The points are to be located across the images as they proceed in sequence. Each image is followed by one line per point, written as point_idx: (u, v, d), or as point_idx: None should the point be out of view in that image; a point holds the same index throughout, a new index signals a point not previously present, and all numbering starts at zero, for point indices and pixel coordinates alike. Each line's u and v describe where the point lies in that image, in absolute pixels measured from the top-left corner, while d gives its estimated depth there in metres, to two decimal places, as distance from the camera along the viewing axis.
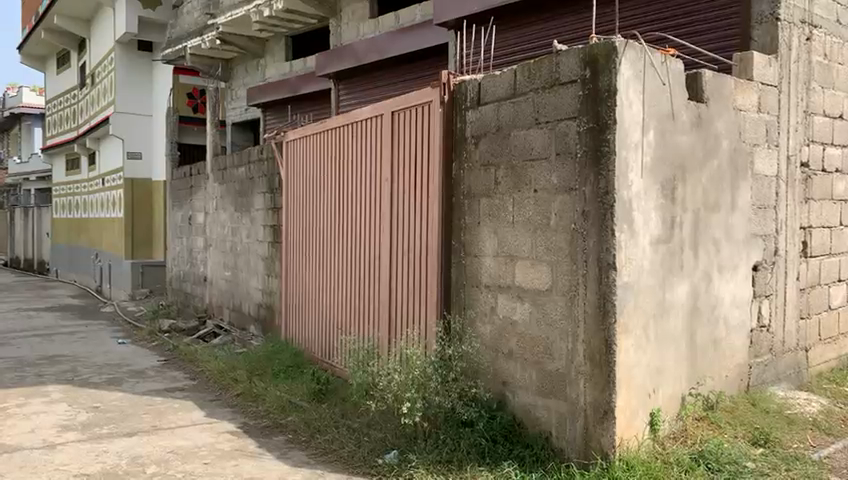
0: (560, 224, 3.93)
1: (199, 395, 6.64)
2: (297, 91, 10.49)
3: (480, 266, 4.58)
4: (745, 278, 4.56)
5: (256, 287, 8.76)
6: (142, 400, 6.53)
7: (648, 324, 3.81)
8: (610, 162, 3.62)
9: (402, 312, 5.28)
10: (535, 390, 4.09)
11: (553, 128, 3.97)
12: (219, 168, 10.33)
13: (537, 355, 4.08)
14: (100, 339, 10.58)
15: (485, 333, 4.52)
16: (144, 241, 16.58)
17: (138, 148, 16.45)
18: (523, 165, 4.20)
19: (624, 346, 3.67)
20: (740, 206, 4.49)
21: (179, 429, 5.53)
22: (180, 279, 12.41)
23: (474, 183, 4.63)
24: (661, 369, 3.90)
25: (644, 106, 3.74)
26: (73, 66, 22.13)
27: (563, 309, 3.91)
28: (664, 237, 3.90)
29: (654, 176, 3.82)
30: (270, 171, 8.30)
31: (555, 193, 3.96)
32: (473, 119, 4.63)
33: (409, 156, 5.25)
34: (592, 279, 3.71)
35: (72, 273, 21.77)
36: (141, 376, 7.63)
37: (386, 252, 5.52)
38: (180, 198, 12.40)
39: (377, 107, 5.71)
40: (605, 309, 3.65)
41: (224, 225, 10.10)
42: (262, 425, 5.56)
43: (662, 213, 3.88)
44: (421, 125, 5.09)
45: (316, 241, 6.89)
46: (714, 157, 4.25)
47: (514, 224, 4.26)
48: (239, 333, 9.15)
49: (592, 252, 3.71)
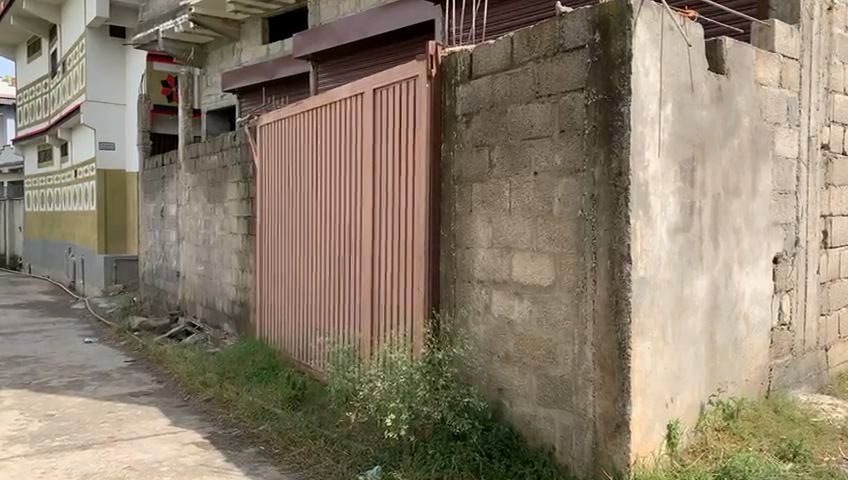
0: (564, 211, 3.45)
1: (165, 400, 6.12)
2: (274, 76, 9.90)
3: (472, 258, 4.10)
4: (765, 271, 4.10)
5: (230, 283, 8.22)
6: (102, 406, 6.00)
7: (666, 325, 3.35)
8: (625, 138, 3.14)
9: (387, 310, 4.78)
10: (536, 399, 3.62)
11: (557, 101, 3.49)
12: (192, 156, 9.78)
13: (538, 358, 3.61)
14: (66, 338, 9.98)
15: (478, 334, 4.04)
16: (118, 235, 16.01)
17: (110, 137, 15.79)
18: (521, 144, 3.72)
19: (640, 351, 3.20)
20: (761, 191, 4.03)
21: (138, 441, 5.00)
22: (153, 274, 11.83)
23: (465, 167, 4.15)
24: (679, 375, 3.44)
25: (661, 75, 3.28)
26: (43, 54, 21.34)
27: (569, 308, 3.44)
28: (682, 226, 3.43)
29: (672, 154, 3.36)
30: (244, 159, 7.76)
31: (559, 175, 3.48)
32: (464, 94, 4.14)
33: (392, 138, 4.75)
34: (601, 275, 3.25)
35: (46, 269, 21.03)
36: (104, 379, 7.08)
37: (368, 244, 5.03)
38: (152, 189, 11.81)
39: (357, 84, 5.19)
40: (617, 308, 3.18)
41: (197, 218, 9.56)
42: (232, 435, 5.05)
43: (680, 198, 3.42)
44: (406, 102, 4.59)
45: (293, 234, 6.36)
46: (735, 136, 3.79)
47: (511, 212, 3.78)
48: (213, 331, 8.63)
49: (602, 242, 3.24)
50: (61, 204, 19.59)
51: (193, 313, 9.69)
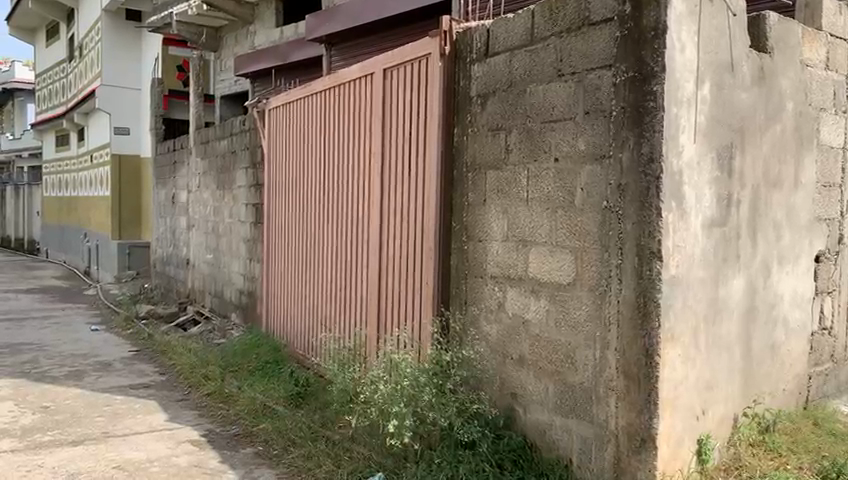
0: (587, 203, 3.12)
1: (165, 394, 5.88)
2: (287, 59, 9.60)
3: (485, 252, 3.78)
4: (806, 271, 3.74)
5: (238, 272, 7.98)
6: (100, 398, 5.77)
7: (698, 330, 3.02)
8: (657, 121, 2.82)
9: (393, 307, 4.50)
10: (553, 407, 3.32)
11: (580, 81, 3.16)
12: (202, 141, 9.54)
13: (556, 363, 3.30)
14: (73, 326, 9.79)
15: (491, 334, 3.73)
16: (133, 221, 15.89)
17: (126, 123, 15.61)
18: (541, 128, 3.40)
19: (669, 359, 2.88)
20: (804, 182, 3.67)
21: (130, 437, 4.75)
22: (164, 261, 11.64)
23: (479, 153, 3.83)
24: (711, 385, 3.11)
25: (698, 51, 2.93)
26: (62, 37, 21.22)
27: (590, 309, 3.12)
28: (718, 221, 3.09)
29: (709, 140, 3.02)
30: (254, 144, 7.49)
31: (582, 162, 3.15)
32: (480, 74, 3.82)
33: (402, 124, 4.45)
34: (627, 274, 2.93)
35: (62, 254, 21.00)
36: (105, 370, 6.86)
37: (376, 237, 4.74)
38: (164, 175, 11.60)
39: (366, 65, 4.89)
40: (645, 310, 2.87)
41: (207, 205, 9.32)
42: (230, 434, 4.80)
43: (717, 189, 3.08)
44: (417, 84, 4.28)
45: (298, 225, 6.08)
46: (778, 121, 3.43)
47: (529, 202, 3.47)
48: (220, 321, 8.39)
49: (629, 237, 2.92)
50: (78, 189, 19.52)
51: (202, 302, 9.47)
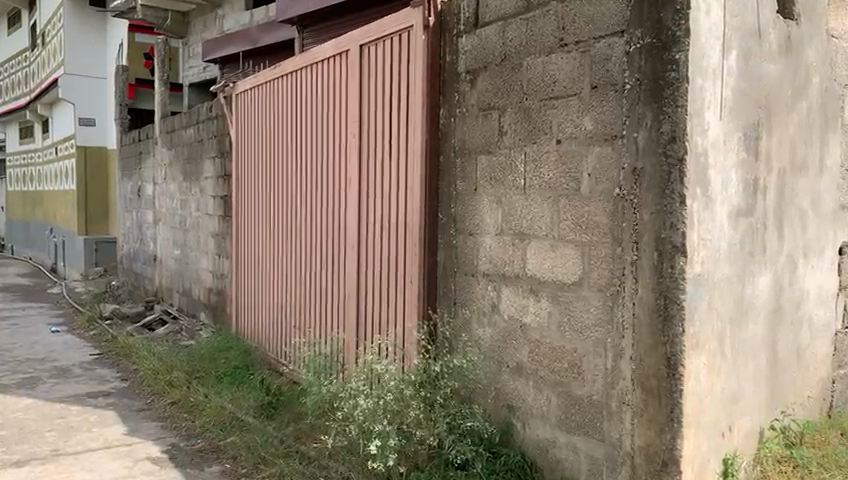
0: (596, 190, 2.73)
1: (126, 403, 5.42)
2: (257, 43, 9.08)
3: (477, 247, 3.38)
4: (830, 265, 3.37)
5: (206, 269, 7.50)
6: (54, 409, 5.28)
7: (724, 335, 2.64)
8: (681, 93, 2.43)
9: (374, 309, 4.09)
10: (556, 422, 2.93)
11: (587, 50, 2.76)
12: (168, 130, 9.02)
13: (559, 373, 2.91)
14: (33, 327, 9.23)
15: (484, 339, 3.33)
16: (100, 216, 15.28)
17: (91, 114, 14.95)
18: (540, 106, 2.99)
19: (694, 369, 2.50)
20: (829, 167, 3.29)
21: (84, 455, 4.29)
22: (131, 257, 11.10)
23: (468, 136, 3.42)
24: (737, 396, 2.73)
25: (724, 14, 2.54)
26: (24, 25, 20.40)
27: (600, 312, 2.73)
28: (745, 210, 2.71)
29: (736, 117, 2.64)
30: (221, 132, 7.00)
31: (590, 144, 2.75)
32: (469, 46, 3.40)
33: (382, 105, 4.02)
34: (645, 271, 2.53)
35: (28, 250, 20.26)
36: (62, 376, 6.37)
37: (354, 231, 4.31)
38: (129, 167, 11.03)
39: (340, 41, 4.46)
40: (667, 314, 2.48)
41: (173, 197, 8.81)
42: (194, 449, 4.35)
43: (743, 173, 2.70)
44: (397, 59, 3.87)
45: (270, 219, 5.63)
46: (804, 97, 3.05)
47: (527, 191, 3.06)
48: (188, 321, 7.91)
49: (647, 230, 2.52)
50: (43, 183, 18.81)
51: (170, 301, 8.97)
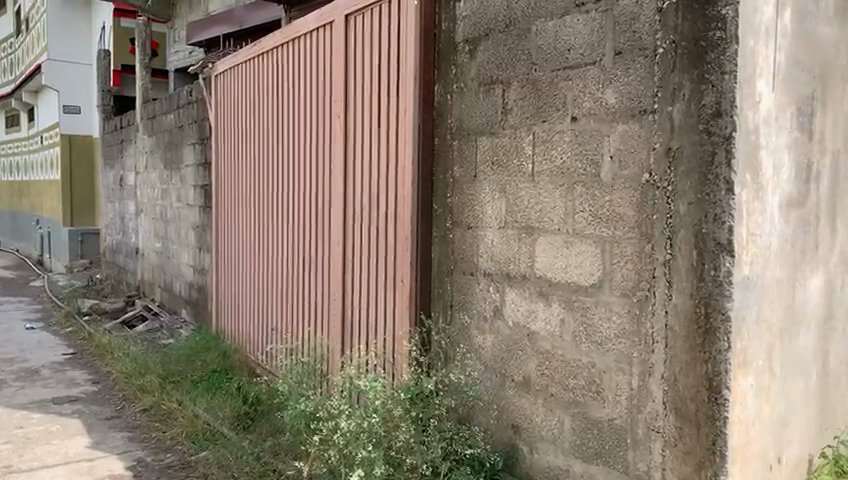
0: (620, 176, 2.29)
1: (93, 410, 4.98)
2: (243, 25, 8.59)
3: (477, 242, 2.94)
4: None
5: (187, 264, 7.05)
6: (14, 418, 4.83)
7: (773, 349, 2.21)
8: (728, 57, 1.98)
9: (361, 309, 3.64)
10: (569, 448, 2.50)
11: (608, 9, 2.31)
12: (149, 117, 8.54)
13: (575, 391, 2.47)
14: (8, 323, 8.77)
15: (484, 348, 2.90)
16: (85, 207, 14.80)
17: (76, 101, 14.43)
18: (552, 78, 2.54)
19: (741, 393, 2.07)
20: None
21: (38, 473, 3.85)
22: (114, 250, 10.64)
23: (467, 114, 2.97)
24: (785, 421, 2.30)
25: None
26: (7, 11, 19.83)
27: (624, 322, 2.29)
28: (797, 200, 2.28)
29: (789, 89, 2.19)
30: (202, 117, 6.53)
31: (612, 121, 2.31)
32: (467, 12, 2.95)
33: (370, 80, 3.56)
34: (680, 273, 2.10)
35: (15, 242, 19.75)
36: (29, 379, 5.92)
37: (340, 223, 3.86)
38: (111, 156, 10.56)
39: (324, 10, 3.99)
40: (708, 326, 2.05)
41: (154, 187, 8.35)
42: (160, 466, 3.92)
43: (795, 155, 2.26)
44: (387, 28, 3.41)
45: (250, 208, 5.17)
46: None
47: (536, 178, 2.62)
48: (168, 318, 7.46)
49: (684, 223, 2.08)
50: (29, 172, 18.29)
51: (151, 296, 8.52)
